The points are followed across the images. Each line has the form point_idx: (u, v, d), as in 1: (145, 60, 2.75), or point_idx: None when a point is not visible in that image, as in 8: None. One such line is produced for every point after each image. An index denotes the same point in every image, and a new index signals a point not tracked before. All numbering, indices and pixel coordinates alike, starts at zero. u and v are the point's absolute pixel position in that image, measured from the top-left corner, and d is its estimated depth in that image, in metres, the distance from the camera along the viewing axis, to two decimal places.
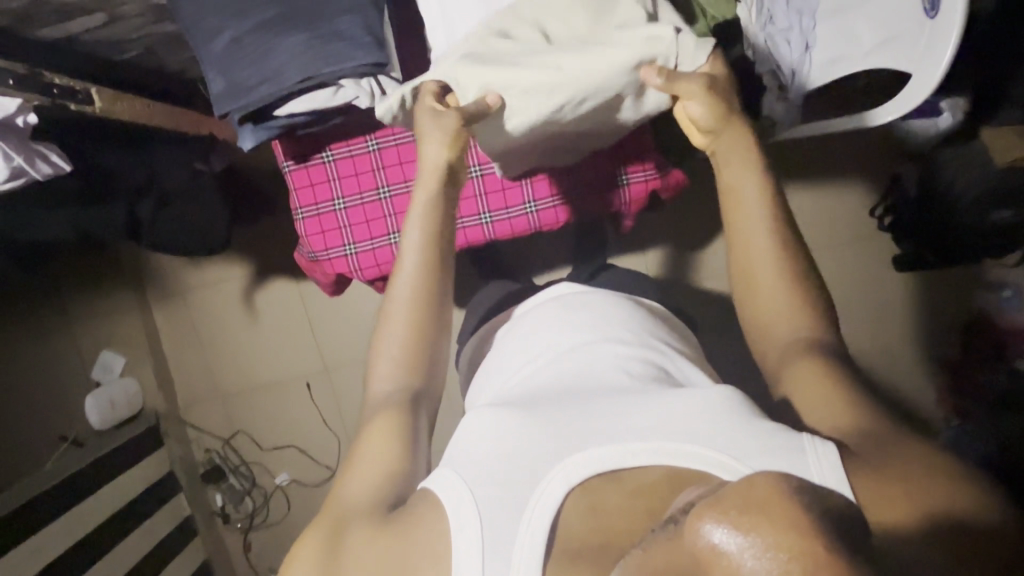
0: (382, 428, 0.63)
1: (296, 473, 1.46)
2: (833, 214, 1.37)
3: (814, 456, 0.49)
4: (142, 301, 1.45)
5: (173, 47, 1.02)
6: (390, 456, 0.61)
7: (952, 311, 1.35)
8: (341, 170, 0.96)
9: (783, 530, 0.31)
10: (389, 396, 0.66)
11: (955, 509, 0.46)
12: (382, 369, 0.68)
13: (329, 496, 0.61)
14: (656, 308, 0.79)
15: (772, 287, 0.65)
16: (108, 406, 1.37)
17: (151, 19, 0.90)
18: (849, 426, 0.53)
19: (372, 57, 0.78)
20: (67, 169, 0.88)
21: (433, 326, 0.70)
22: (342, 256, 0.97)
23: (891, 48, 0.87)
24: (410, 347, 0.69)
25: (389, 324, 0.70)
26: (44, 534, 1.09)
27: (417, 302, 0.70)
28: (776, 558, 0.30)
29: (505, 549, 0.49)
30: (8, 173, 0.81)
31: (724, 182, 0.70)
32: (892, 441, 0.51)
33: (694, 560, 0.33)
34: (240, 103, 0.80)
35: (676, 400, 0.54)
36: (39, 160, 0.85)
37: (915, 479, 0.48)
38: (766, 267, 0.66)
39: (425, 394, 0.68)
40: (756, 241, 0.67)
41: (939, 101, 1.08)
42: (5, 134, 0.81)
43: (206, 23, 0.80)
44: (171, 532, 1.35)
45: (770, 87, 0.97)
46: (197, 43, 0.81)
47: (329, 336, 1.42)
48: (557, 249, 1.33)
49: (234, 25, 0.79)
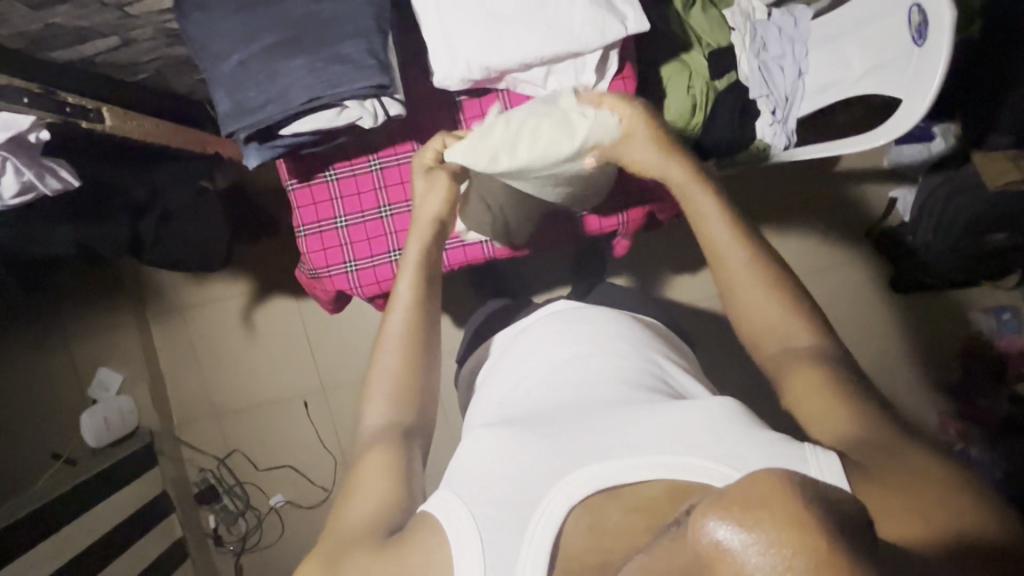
0: (380, 456, 0.63)
1: (291, 496, 1.44)
2: (827, 236, 1.39)
3: (813, 463, 0.50)
4: (140, 318, 1.45)
5: (183, 69, 1.05)
6: (388, 484, 0.61)
7: (947, 333, 1.36)
8: (343, 189, 0.98)
9: (783, 526, 0.31)
10: (389, 427, 0.67)
11: (956, 523, 0.46)
12: (377, 401, 0.69)
13: (328, 527, 0.60)
14: (653, 324, 0.80)
15: (758, 303, 0.66)
16: (103, 423, 1.35)
17: (163, 41, 0.95)
18: (853, 435, 0.53)
19: (375, 79, 0.79)
20: (76, 184, 0.88)
21: (424, 361, 0.72)
22: (342, 274, 0.98)
23: (881, 75, 0.88)
24: (407, 378, 0.70)
25: (383, 356, 0.72)
26: (36, 552, 1.07)
27: (408, 335, 0.72)
28: (779, 554, 0.30)
29: (510, 567, 0.49)
30: (18, 187, 0.82)
31: (692, 218, 0.72)
32: (892, 449, 0.52)
33: (698, 560, 0.32)
34: (246, 122, 0.82)
35: (670, 414, 0.55)
36: (49, 175, 0.85)
37: (913, 486, 0.48)
38: (750, 284, 0.67)
39: (417, 428, 0.68)
40: (732, 254, 0.68)
41: (930, 126, 1.16)
42: (16, 150, 0.81)
43: (215, 47, 0.82)
44: (161, 554, 1.33)
45: (765, 110, 1.03)
46: (206, 65, 0.83)
47: (329, 356, 1.43)
48: (557, 269, 1.34)
49: (242, 49, 0.81)
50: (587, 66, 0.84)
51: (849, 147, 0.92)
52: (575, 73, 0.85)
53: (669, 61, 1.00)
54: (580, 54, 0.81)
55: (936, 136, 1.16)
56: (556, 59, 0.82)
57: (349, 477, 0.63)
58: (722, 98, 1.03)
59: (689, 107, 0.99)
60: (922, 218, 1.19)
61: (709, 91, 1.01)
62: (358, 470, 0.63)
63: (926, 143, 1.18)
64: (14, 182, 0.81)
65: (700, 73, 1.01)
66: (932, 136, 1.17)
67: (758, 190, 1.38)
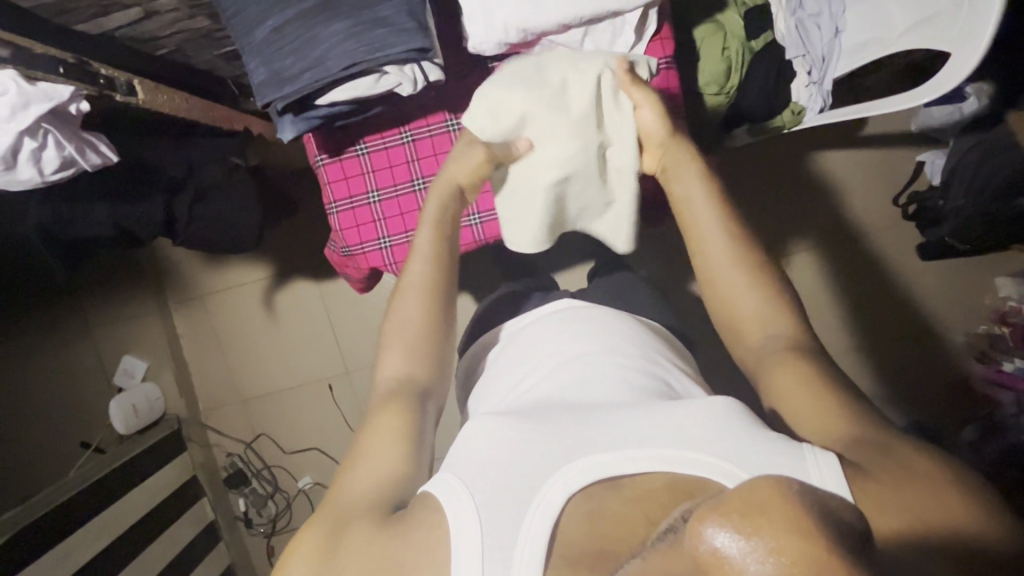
0: (391, 421, 0.61)
1: (319, 477, 1.47)
2: (859, 201, 1.34)
3: (810, 462, 0.47)
4: (161, 302, 1.47)
5: (204, 44, 1.03)
6: (397, 454, 0.58)
7: (971, 305, 1.33)
8: (375, 163, 0.96)
9: (781, 534, 0.29)
10: (401, 387, 0.64)
11: (969, 527, 0.44)
12: (391, 361, 0.67)
13: (327, 497, 0.58)
14: (659, 327, 0.76)
15: (733, 287, 0.64)
16: (131, 410, 1.37)
17: (186, 12, 0.92)
18: (860, 434, 0.50)
19: (417, 42, 0.77)
20: (115, 159, 0.90)
21: (442, 340, 0.69)
22: (377, 250, 0.97)
23: (921, 31, 0.83)
24: (422, 342, 0.68)
25: (399, 315, 0.69)
26: (77, 535, 1.11)
27: (427, 292, 0.70)
28: (778, 562, 0.28)
29: (505, 555, 0.46)
30: (59, 162, 0.83)
31: (677, 203, 0.70)
32: (910, 449, 0.48)
33: (695, 565, 0.31)
34: (283, 92, 0.80)
35: (679, 411, 0.52)
36: (89, 150, 0.87)
37: (926, 482, 0.45)
38: (729, 266, 0.64)
39: (432, 392, 0.66)
40: (711, 244, 0.66)
41: (963, 87, 1.08)
42: (56, 121, 0.82)
43: (249, 15, 0.80)
44: (194, 536, 1.36)
45: (801, 70, 0.97)
46: (240, 33, 0.82)
47: (352, 337, 1.43)
48: (578, 245, 1.31)
49: (278, 14, 0.79)
50: (626, 25, 0.80)
51: (882, 107, 0.87)
52: (612, 35, 0.81)
53: (698, 19, 0.96)
54: (619, 13, 0.77)
55: (968, 96, 1.09)
56: (595, 20, 0.78)
57: (351, 450, 0.60)
58: (757, 60, 0.98)
59: (726, 69, 0.94)
60: (953, 180, 1.11)
61: (746, 54, 0.96)
62: (364, 440, 0.60)
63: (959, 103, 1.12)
64: (55, 156, 0.82)
65: (736, 34, 0.95)
66: (964, 96, 1.10)
67: (776, 158, 1.34)
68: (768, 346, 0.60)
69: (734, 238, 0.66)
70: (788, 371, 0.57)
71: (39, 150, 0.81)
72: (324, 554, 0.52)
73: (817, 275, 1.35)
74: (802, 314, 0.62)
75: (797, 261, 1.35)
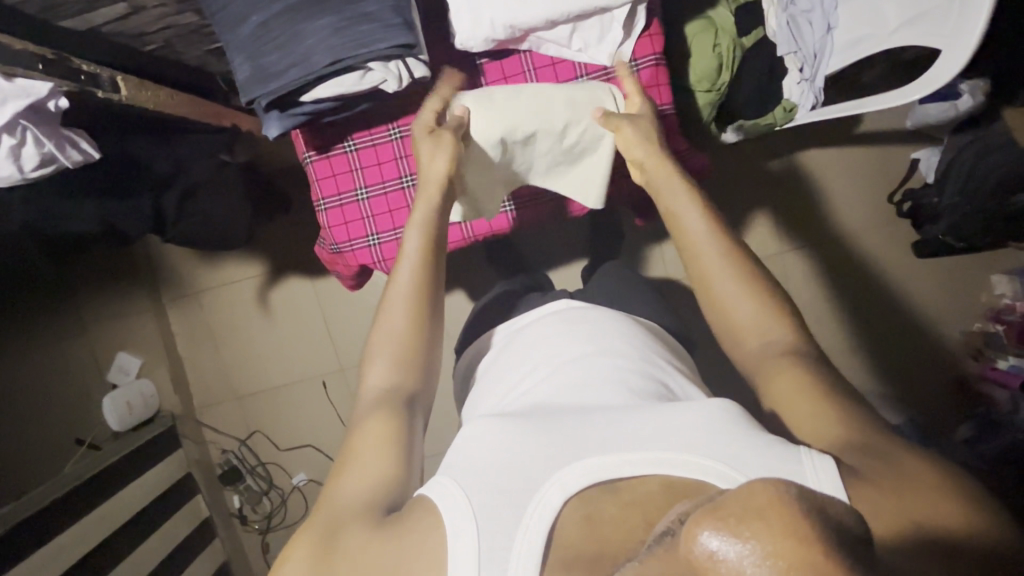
0: (381, 424, 0.60)
1: (313, 474, 1.47)
2: (852, 199, 1.35)
3: (808, 465, 0.47)
4: (154, 300, 1.46)
5: (193, 39, 1.02)
6: (388, 455, 0.58)
7: (963, 302, 1.33)
8: (363, 160, 0.96)
9: (778, 538, 0.29)
10: (388, 393, 0.64)
11: (958, 528, 0.44)
12: (378, 364, 0.67)
13: (321, 499, 0.58)
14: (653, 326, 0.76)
15: (730, 296, 0.64)
16: (125, 406, 1.35)
17: (175, 8, 0.91)
18: (856, 438, 0.50)
19: (403, 38, 0.77)
20: (96, 156, 0.88)
21: (426, 338, 0.69)
22: (365, 248, 0.97)
23: (915, 28, 0.83)
24: (410, 342, 0.68)
25: (386, 321, 0.69)
26: (71, 533, 1.10)
27: (415, 293, 0.69)
28: (774, 565, 0.28)
29: (503, 557, 0.46)
30: (38, 159, 0.82)
31: (669, 218, 0.71)
32: (901, 450, 0.49)
33: (691, 568, 0.31)
34: (268, 88, 0.79)
35: (674, 416, 0.52)
36: (69, 147, 0.85)
37: (917, 484, 0.46)
38: (723, 276, 0.64)
39: (419, 398, 0.66)
40: (706, 251, 0.66)
41: (957, 83, 1.08)
42: (37, 119, 0.81)
43: (235, 10, 0.79)
44: (190, 533, 1.36)
45: (793, 68, 0.96)
46: (225, 28, 0.81)
47: (345, 333, 1.43)
48: (572, 242, 1.31)
49: (263, 10, 0.78)
50: (614, 21, 0.81)
51: (877, 104, 0.87)
52: (600, 31, 0.82)
53: (694, 18, 0.95)
54: (608, 8, 0.77)
55: (962, 93, 1.09)
56: (583, 16, 0.79)
57: (343, 452, 0.60)
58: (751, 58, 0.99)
59: (716, 67, 0.94)
60: (949, 178, 1.11)
61: (736, 49, 0.95)
62: (355, 442, 0.60)
63: (953, 100, 1.11)
64: (35, 154, 0.81)
65: (727, 30, 0.95)
66: (959, 93, 1.09)
67: (772, 157, 1.34)
68: (767, 350, 0.60)
69: (722, 244, 0.66)
70: (779, 372, 0.57)
71: (19, 146, 0.80)
72: (321, 556, 0.52)
73: (810, 273, 1.36)
74: (793, 314, 0.63)
75: (791, 259, 1.36)
